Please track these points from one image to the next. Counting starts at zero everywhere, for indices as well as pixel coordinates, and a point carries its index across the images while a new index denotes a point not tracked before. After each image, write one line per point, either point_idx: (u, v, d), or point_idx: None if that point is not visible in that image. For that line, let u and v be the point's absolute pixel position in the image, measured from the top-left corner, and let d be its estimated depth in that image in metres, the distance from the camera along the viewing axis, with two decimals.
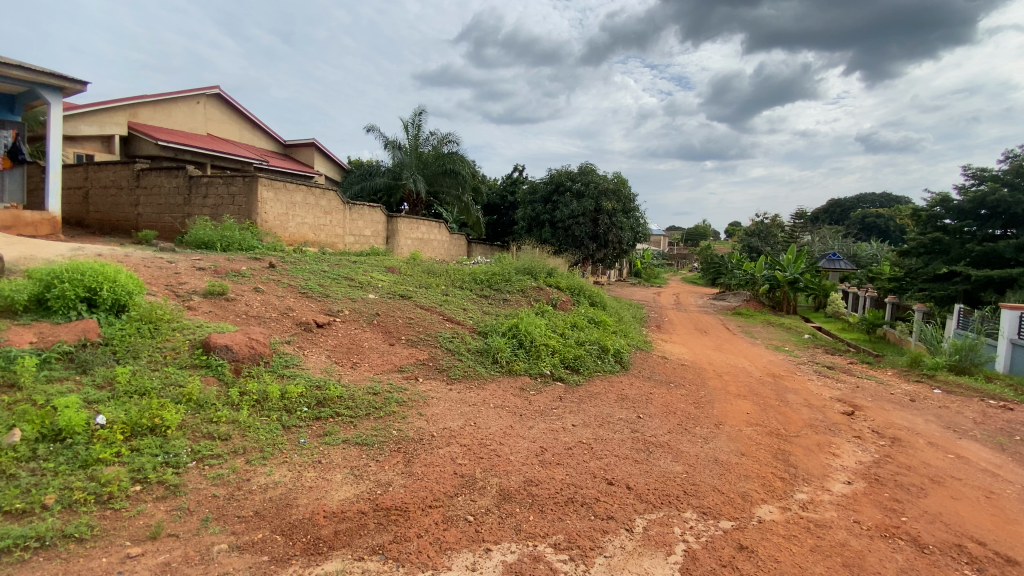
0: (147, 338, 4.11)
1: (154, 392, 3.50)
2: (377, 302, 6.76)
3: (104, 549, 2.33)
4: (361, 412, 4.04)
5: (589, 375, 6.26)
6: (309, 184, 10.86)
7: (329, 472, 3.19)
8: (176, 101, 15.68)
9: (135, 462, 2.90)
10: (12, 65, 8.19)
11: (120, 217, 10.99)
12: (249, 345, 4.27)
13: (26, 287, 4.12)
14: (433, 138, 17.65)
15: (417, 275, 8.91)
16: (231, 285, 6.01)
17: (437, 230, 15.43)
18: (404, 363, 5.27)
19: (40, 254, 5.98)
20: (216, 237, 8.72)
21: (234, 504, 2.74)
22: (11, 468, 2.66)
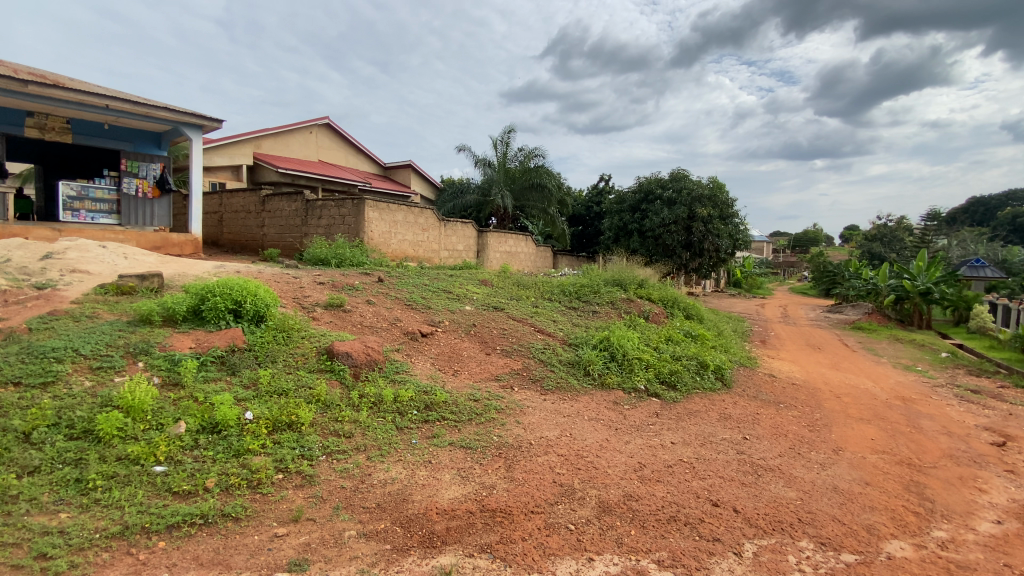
0: (283, 344, 4.67)
1: (290, 393, 3.97)
2: (473, 314, 7.08)
3: (256, 528, 2.66)
4: (464, 416, 4.29)
5: (687, 392, 6.02)
6: (409, 203, 11.66)
7: (438, 472, 3.42)
8: (294, 133, 17.63)
9: (276, 453, 3.29)
10: (164, 109, 9.83)
11: (250, 237, 12.53)
12: (366, 352, 4.71)
13: (184, 300, 4.80)
14: (520, 153, 18.12)
15: (508, 287, 9.18)
16: (347, 297, 6.66)
17: (524, 243, 15.71)
18: (500, 372, 5.45)
19: (192, 271, 7.04)
20: (331, 254, 9.67)
21: (359, 495, 3.05)
22: (178, 454, 3.08)
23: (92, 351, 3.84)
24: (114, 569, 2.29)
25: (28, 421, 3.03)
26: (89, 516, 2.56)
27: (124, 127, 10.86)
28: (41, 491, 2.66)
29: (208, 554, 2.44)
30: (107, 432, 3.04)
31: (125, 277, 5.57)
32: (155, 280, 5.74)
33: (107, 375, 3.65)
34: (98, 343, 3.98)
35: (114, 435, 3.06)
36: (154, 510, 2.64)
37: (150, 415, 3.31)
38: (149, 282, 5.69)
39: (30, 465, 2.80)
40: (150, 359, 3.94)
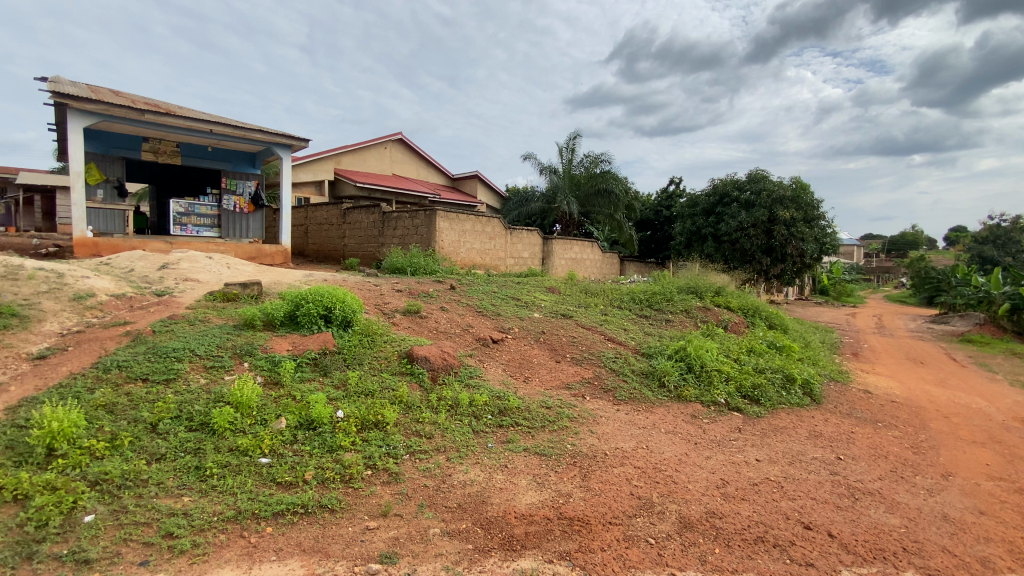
0: (367, 348, 4.95)
1: (375, 394, 4.21)
2: (542, 321, 7.12)
3: (350, 519, 2.85)
4: (538, 423, 4.33)
5: (772, 407, 5.69)
6: (477, 213, 11.93)
7: (515, 477, 3.49)
8: (370, 148, 18.66)
9: (365, 450, 3.50)
10: (258, 130, 10.77)
11: (332, 247, 13.38)
12: (442, 357, 4.89)
13: (282, 306, 5.23)
14: (586, 159, 18.02)
15: (577, 294, 9.14)
16: (422, 304, 6.94)
17: (590, 250, 15.56)
18: (571, 380, 5.43)
19: (285, 280, 7.65)
20: (405, 263, 10.11)
21: (441, 494, 3.17)
22: (280, 448, 3.36)
23: (206, 352, 4.26)
24: (230, 549, 2.54)
25: (155, 412, 3.41)
26: (208, 500, 2.84)
27: (224, 149, 12.02)
28: (168, 474, 2.97)
29: (309, 542, 2.65)
30: (220, 424, 3.36)
31: (231, 285, 6.15)
32: (255, 287, 6.28)
33: (219, 373, 4.05)
34: (211, 344, 4.43)
35: (227, 428, 3.38)
36: (262, 498, 2.89)
37: (256, 411, 3.63)
38: (250, 289, 6.24)
39: (158, 452, 3.11)
40: (254, 360, 4.33)
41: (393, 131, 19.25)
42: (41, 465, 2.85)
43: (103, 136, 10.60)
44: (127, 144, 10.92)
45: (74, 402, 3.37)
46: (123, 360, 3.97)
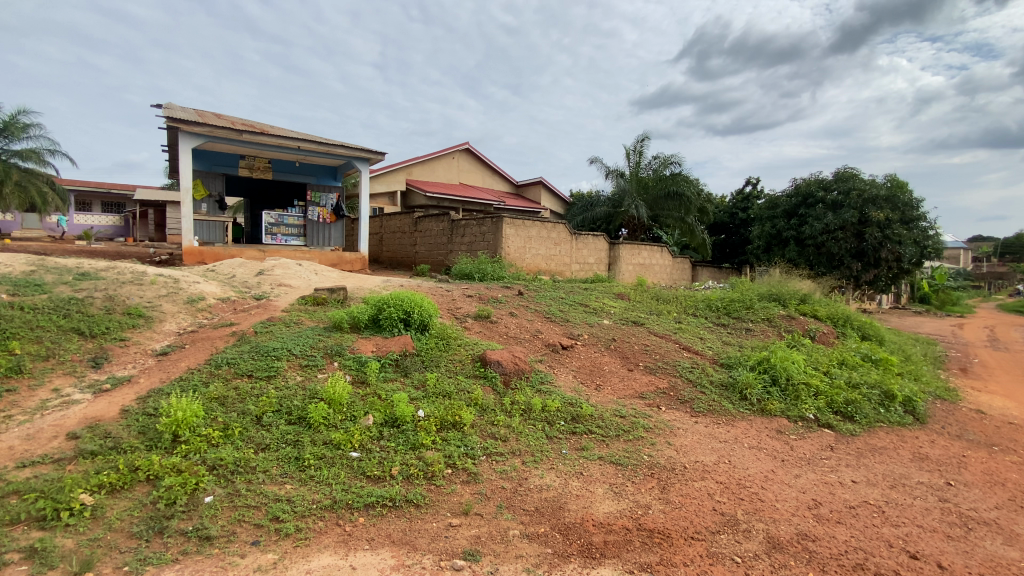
0: (443, 351, 5.13)
1: (453, 395, 4.35)
2: (611, 328, 7.02)
3: (434, 516, 2.98)
4: (612, 432, 4.28)
5: (868, 425, 5.25)
6: (543, 219, 11.95)
7: (591, 484, 3.47)
8: (440, 159, 19.33)
9: (445, 449, 3.64)
10: (340, 145, 11.50)
11: (405, 254, 13.97)
12: (514, 362, 4.96)
13: (365, 310, 5.54)
14: (655, 161, 17.56)
15: (648, 301, 8.93)
16: (492, 309, 7.09)
17: (659, 254, 15.10)
18: (645, 390, 5.30)
19: (365, 285, 8.10)
20: (474, 269, 10.35)
21: (519, 497, 3.23)
22: (368, 443, 3.57)
23: (301, 352, 4.61)
24: (328, 536, 2.74)
25: (260, 405, 3.74)
26: (306, 489, 3.08)
27: (310, 164, 12.95)
28: (272, 463, 3.25)
29: (397, 534, 2.80)
30: (316, 419, 3.63)
31: (319, 290, 6.62)
32: (341, 292, 6.72)
33: (312, 371, 4.37)
34: (304, 344, 4.78)
35: (321, 422, 3.65)
36: (354, 490, 3.09)
37: (346, 407, 3.88)
38: (337, 294, 6.68)
39: (264, 442, 3.41)
40: (343, 359, 4.63)
41: (461, 141, 19.81)
42: (169, 448, 3.21)
43: (208, 155, 11.78)
44: (227, 162, 12.06)
45: (193, 394, 3.78)
46: (231, 357, 4.39)
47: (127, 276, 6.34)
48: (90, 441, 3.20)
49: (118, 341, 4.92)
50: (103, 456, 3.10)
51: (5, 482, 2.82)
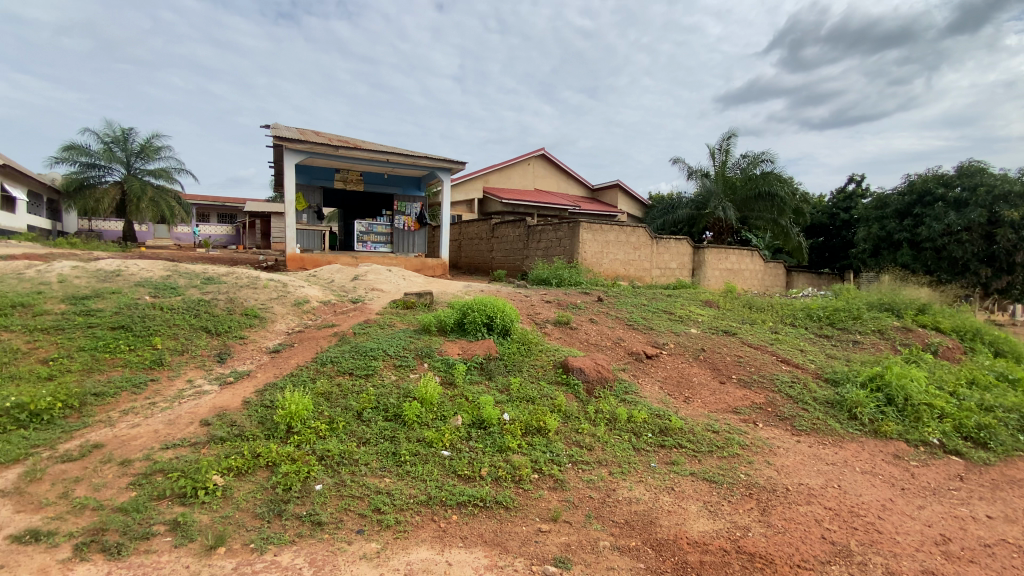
0: (525, 356, 5.19)
1: (537, 400, 4.38)
2: (699, 337, 6.72)
3: (523, 520, 3.03)
4: (704, 447, 4.09)
5: (1008, 455, 4.58)
6: (621, 223, 11.66)
7: (684, 501, 3.35)
8: (517, 166, 19.61)
9: (532, 454, 3.67)
10: (424, 157, 12.03)
11: (482, 260, 14.29)
12: (598, 369, 4.89)
13: (451, 314, 5.72)
14: (744, 160, 16.56)
15: (738, 310, 8.43)
16: (573, 315, 7.04)
17: (748, 259, 14.21)
18: (740, 405, 5.00)
19: (448, 290, 8.39)
20: (552, 275, 10.34)
21: (607, 507, 3.20)
22: (457, 443, 3.70)
23: (394, 352, 4.88)
24: (424, 530, 2.89)
25: (360, 402, 4.00)
26: (403, 484, 3.25)
27: (397, 175, 13.68)
28: (372, 457, 3.46)
29: (489, 534, 2.89)
30: (409, 417, 3.82)
31: (409, 294, 6.96)
32: (428, 296, 7.01)
33: (405, 371, 4.60)
34: (398, 346, 5.05)
35: (414, 420, 3.83)
36: (448, 488, 3.22)
37: (436, 407, 4.04)
38: (423, 298, 6.98)
39: (364, 437, 3.64)
40: (432, 361, 4.83)
41: (538, 147, 19.97)
42: (283, 438, 3.53)
43: (309, 170, 12.84)
44: (324, 176, 13.06)
45: (302, 389, 4.14)
46: (333, 356, 4.74)
47: (244, 280, 7.07)
48: (220, 428, 3.59)
49: (237, 339, 5.50)
50: (229, 442, 3.47)
51: (154, 460, 3.24)
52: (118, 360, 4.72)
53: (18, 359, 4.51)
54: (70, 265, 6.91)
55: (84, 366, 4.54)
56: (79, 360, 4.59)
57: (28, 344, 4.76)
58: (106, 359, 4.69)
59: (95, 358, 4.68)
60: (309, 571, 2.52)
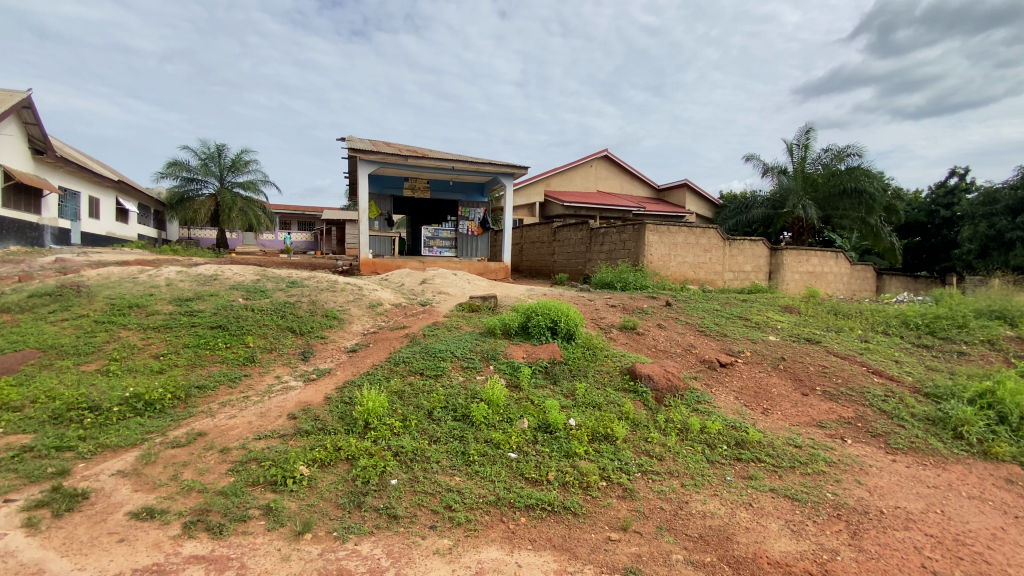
0: (591, 361, 5.13)
1: (603, 406, 4.32)
2: (778, 345, 6.34)
3: (592, 527, 3.02)
4: (785, 462, 3.85)
5: None
6: (690, 224, 11.24)
7: (764, 518, 3.19)
8: (580, 168, 19.47)
9: (599, 461, 3.62)
10: (487, 163, 12.24)
11: (545, 263, 14.29)
12: (667, 377, 4.74)
13: (515, 317, 5.76)
14: (826, 155, 15.43)
15: (822, 316, 7.86)
16: (640, 320, 6.88)
17: (832, 261, 13.21)
18: (825, 419, 4.65)
19: (513, 294, 8.47)
20: (617, 279, 10.15)
21: (680, 520, 3.11)
22: (525, 446, 3.73)
23: (462, 354, 5.01)
24: (494, 530, 2.96)
25: (430, 401, 4.14)
26: (473, 483, 3.32)
27: (462, 182, 14.02)
28: (443, 455, 3.57)
29: (558, 539, 2.91)
30: (477, 417, 3.90)
31: (474, 298, 7.11)
32: (492, 300, 7.12)
33: (472, 373, 4.71)
34: (465, 348, 5.17)
35: (482, 421, 3.91)
36: (516, 490, 3.26)
37: (503, 409, 4.11)
38: (488, 302, 7.10)
39: (435, 435, 3.77)
40: (498, 363, 4.90)
41: (601, 149, 19.72)
42: (361, 433, 3.73)
43: (380, 179, 13.47)
44: (394, 184, 13.64)
45: (377, 386, 4.35)
46: (406, 356, 4.95)
47: (323, 284, 7.54)
48: (305, 421, 3.86)
49: (318, 338, 5.88)
50: (313, 435, 3.71)
51: (248, 449, 3.54)
52: (217, 356, 5.19)
53: (134, 353, 5.09)
54: (175, 270, 7.69)
55: (189, 361, 5.04)
56: (185, 356, 5.11)
57: (143, 340, 5.35)
58: (207, 355, 5.18)
59: (198, 354, 5.18)
60: (387, 562, 2.64)
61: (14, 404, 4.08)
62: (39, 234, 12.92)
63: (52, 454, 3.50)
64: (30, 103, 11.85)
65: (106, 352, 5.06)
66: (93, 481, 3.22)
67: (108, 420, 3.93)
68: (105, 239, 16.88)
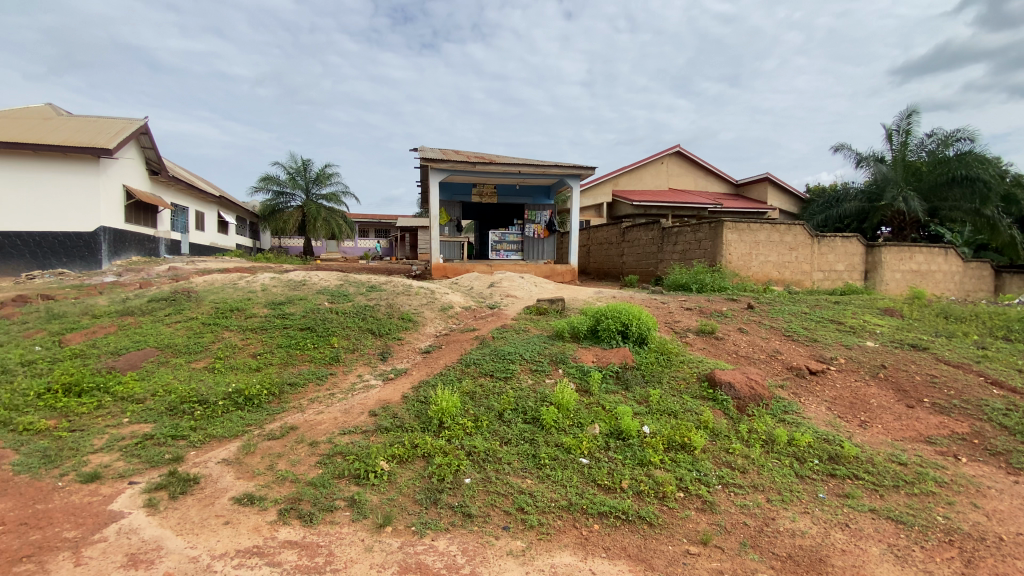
0: (665, 367, 4.95)
1: (679, 414, 4.15)
2: (878, 352, 5.77)
3: (670, 539, 2.93)
4: (887, 481, 3.50)
5: None
6: (773, 221, 10.54)
7: (863, 541, 2.94)
8: (649, 166, 18.92)
9: (676, 471, 3.49)
10: (554, 165, 12.20)
11: (613, 265, 14.01)
12: (749, 385, 4.48)
13: (585, 320, 5.68)
14: (931, 140, 13.90)
15: (930, 320, 7.06)
16: (718, 324, 6.54)
17: (941, 258, 11.85)
18: (934, 434, 4.18)
19: (582, 297, 8.38)
20: (692, 280, 9.74)
21: (766, 538, 2.95)
22: (597, 452, 3.67)
23: (530, 357, 5.02)
24: (567, 535, 2.94)
25: (501, 403, 4.19)
26: (544, 486, 3.33)
27: (528, 185, 14.10)
28: (514, 457, 3.60)
29: (633, 549, 2.85)
30: (548, 421, 3.90)
31: (542, 301, 7.11)
32: (560, 303, 7.08)
33: (541, 376, 4.71)
34: (533, 350, 5.19)
35: (552, 425, 3.90)
36: (589, 496, 3.23)
37: (573, 413, 4.07)
38: (556, 305, 7.07)
39: (506, 437, 3.81)
40: (567, 367, 4.85)
41: (673, 145, 19.01)
42: (436, 431, 3.86)
43: (450, 186, 13.88)
44: (464, 190, 13.99)
45: (450, 387, 4.48)
46: (477, 358, 5.05)
47: (399, 288, 7.88)
48: (384, 419, 4.06)
49: (396, 340, 6.16)
50: (392, 431, 3.90)
51: (334, 443, 3.77)
52: (306, 356, 5.59)
53: (236, 352, 5.60)
54: (269, 276, 8.37)
55: (282, 360, 5.46)
56: (280, 355, 5.55)
57: (243, 341, 5.88)
58: (298, 355, 5.60)
59: (290, 353, 5.61)
60: (463, 559, 2.71)
61: (138, 396, 4.64)
62: (156, 245, 14.59)
63: (170, 442, 3.94)
64: (147, 129, 13.39)
65: (212, 351, 5.62)
66: (203, 467, 3.58)
67: (215, 412, 4.35)
68: (209, 249, 18.76)
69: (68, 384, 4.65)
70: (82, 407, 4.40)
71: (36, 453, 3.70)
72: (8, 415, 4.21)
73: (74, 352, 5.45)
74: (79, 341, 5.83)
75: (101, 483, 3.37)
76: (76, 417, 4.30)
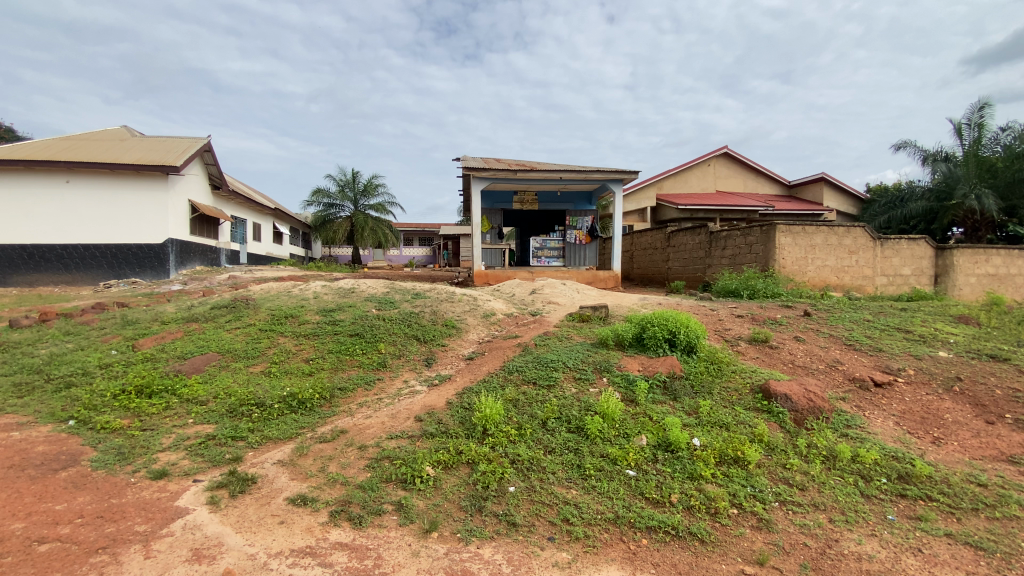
0: (716, 377, 4.76)
1: (731, 427, 3.97)
2: (952, 363, 5.35)
3: (724, 558, 2.81)
4: (965, 503, 3.23)
5: None
6: (831, 224, 10.00)
7: (938, 568, 2.73)
8: (694, 168, 18.43)
9: (728, 487, 3.34)
10: (595, 170, 12.00)
11: (658, 271, 13.70)
12: (808, 397, 4.24)
13: (630, 328, 5.56)
14: (1009, 134, 12.92)
15: (1011, 329, 6.48)
16: (773, 332, 6.26)
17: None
18: (1018, 453, 3.80)
19: (624, 304, 8.24)
20: (742, 286, 9.39)
21: (829, 561, 2.78)
22: (644, 464, 3.57)
23: (574, 365, 4.95)
24: (615, 549, 2.88)
25: (545, 411, 4.16)
26: (590, 498, 3.27)
27: None
28: (558, 466, 3.56)
29: (684, 566, 2.76)
30: (593, 431, 3.83)
31: (585, 308, 7.02)
32: (604, 310, 6.95)
33: (585, 385, 4.63)
34: (577, 358, 5.12)
35: (597, 434, 3.83)
36: (637, 510, 3.14)
37: (619, 423, 3.98)
38: (599, 312, 6.93)
39: (551, 446, 3.77)
40: (611, 376, 4.75)
41: (721, 146, 18.45)
42: (480, 438, 3.88)
43: (492, 194, 14.01)
44: (506, 199, 14.10)
45: (494, 394, 4.48)
46: (519, 365, 5.03)
47: (443, 295, 8.03)
48: (430, 424, 4.11)
49: (440, 346, 6.28)
50: (438, 437, 3.94)
51: (383, 447, 3.86)
52: (355, 361, 5.76)
53: (290, 357, 5.86)
54: (321, 283, 8.70)
55: (333, 365, 5.66)
56: (331, 360, 5.75)
57: (297, 346, 6.13)
58: (347, 359, 5.79)
59: (340, 358, 5.80)
60: (508, 568, 2.70)
61: (201, 398, 4.92)
62: (217, 255, 15.54)
63: (230, 442, 4.14)
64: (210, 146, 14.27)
65: (268, 355, 5.90)
66: (260, 468, 3.75)
67: (271, 415, 4.55)
68: (266, 258, 19.73)
69: (139, 386, 4.98)
70: (151, 408, 4.71)
71: (112, 451, 3.99)
72: (88, 414, 4.56)
73: (145, 355, 5.85)
74: (150, 345, 6.24)
75: (168, 480, 3.59)
76: (147, 417, 4.61)
